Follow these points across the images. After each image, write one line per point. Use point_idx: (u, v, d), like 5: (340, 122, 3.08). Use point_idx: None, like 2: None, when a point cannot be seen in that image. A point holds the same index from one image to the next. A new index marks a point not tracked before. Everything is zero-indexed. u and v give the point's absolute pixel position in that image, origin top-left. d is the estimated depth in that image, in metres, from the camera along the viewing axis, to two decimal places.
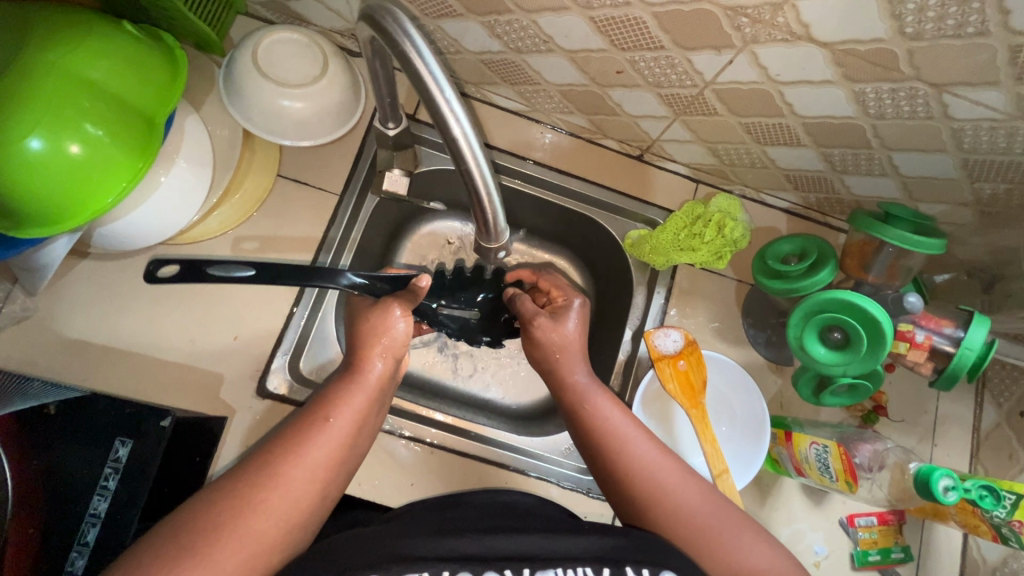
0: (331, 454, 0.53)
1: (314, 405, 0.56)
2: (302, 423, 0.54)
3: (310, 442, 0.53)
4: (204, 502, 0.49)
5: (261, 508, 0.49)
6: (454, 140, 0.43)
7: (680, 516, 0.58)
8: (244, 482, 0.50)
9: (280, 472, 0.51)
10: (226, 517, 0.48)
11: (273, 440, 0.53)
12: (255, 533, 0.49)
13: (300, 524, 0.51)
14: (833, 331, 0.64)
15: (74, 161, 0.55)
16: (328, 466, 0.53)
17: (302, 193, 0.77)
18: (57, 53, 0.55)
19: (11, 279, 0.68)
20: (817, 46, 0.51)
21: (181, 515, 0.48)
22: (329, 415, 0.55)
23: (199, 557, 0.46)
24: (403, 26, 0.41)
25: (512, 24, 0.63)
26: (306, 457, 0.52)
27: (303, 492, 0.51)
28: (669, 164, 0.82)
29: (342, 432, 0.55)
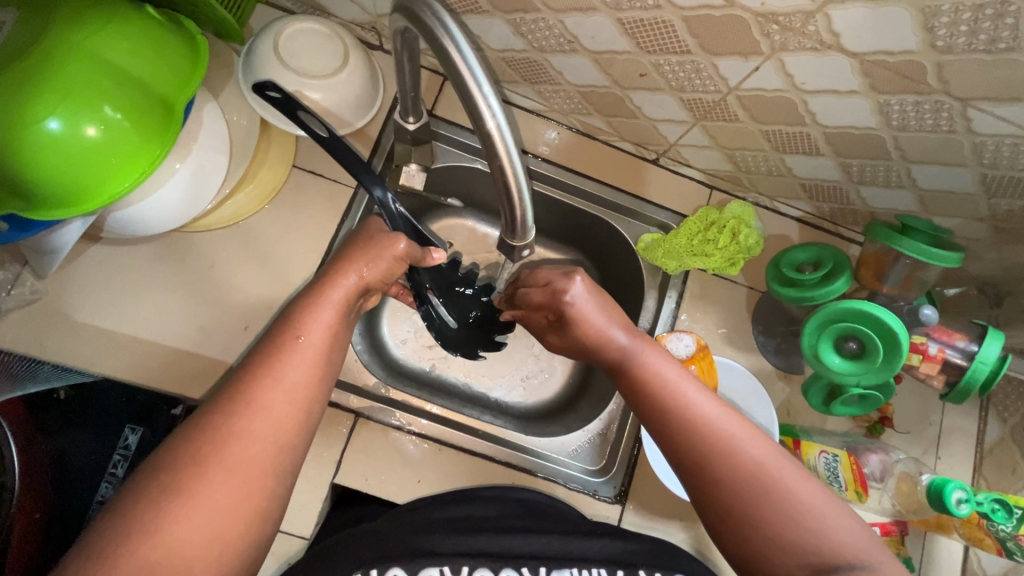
0: (310, 371, 0.47)
1: (278, 327, 0.49)
2: (270, 346, 0.47)
3: (282, 362, 0.46)
4: (174, 446, 0.41)
5: (240, 435, 0.42)
6: (488, 134, 0.43)
7: (748, 486, 0.47)
8: (220, 415, 0.43)
9: (255, 397, 0.44)
10: (207, 451, 0.41)
11: (240, 371, 0.46)
12: (243, 458, 0.42)
13: (289, 448, 0.44)
14: (849, 341, 0.64)
15: (91, 145, 0.55)
16: (309, 384, 0.46)
17: (315, 184, 0.76)
18: (80, 33, 0.54)
19: (21, 261, 0.67)
20: (845, 56, 0.52)
21: (157, 460, 0.41)
22: (299, 334, 0.48)
23: (192, 496, 0.39)
24: (442, 19, 0.41)
25: (538, 22, 0.63)
26: (283, 378, 0.45)
27: (285, 415, 0.44)
28: (684, 169, 0.83)
29: (316, 348, 0.48)
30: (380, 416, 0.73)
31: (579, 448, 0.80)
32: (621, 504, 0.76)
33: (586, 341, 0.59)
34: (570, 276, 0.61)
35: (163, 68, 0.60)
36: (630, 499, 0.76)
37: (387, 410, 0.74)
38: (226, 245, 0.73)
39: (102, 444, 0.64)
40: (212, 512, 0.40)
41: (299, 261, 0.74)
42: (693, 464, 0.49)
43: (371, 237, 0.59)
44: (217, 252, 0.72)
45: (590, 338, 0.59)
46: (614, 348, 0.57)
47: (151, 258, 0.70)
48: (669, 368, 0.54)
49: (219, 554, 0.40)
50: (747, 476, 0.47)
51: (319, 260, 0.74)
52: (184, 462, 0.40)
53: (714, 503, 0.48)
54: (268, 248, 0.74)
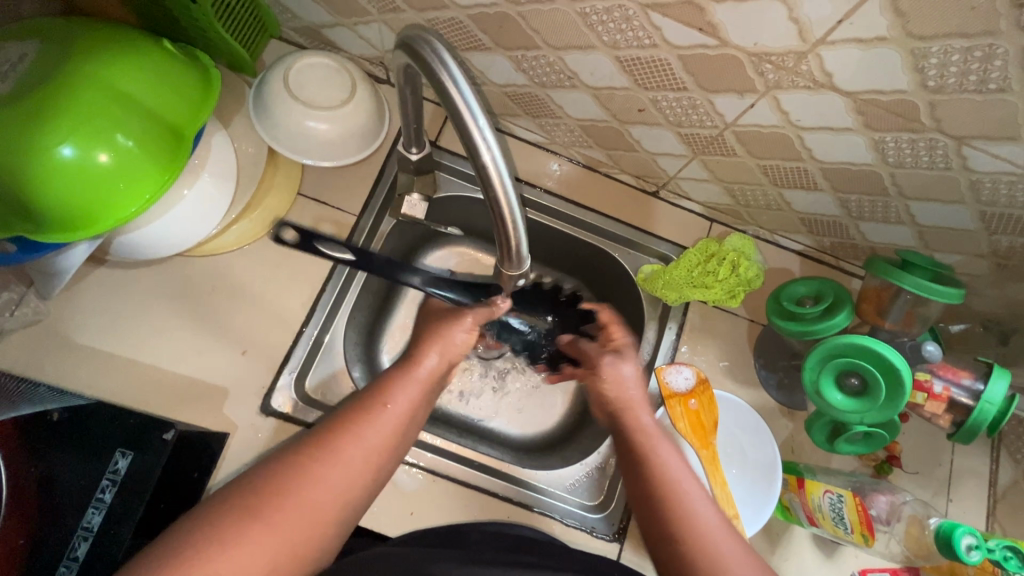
0: (386, 438, 0.51)
1: (367, 392, 0.54)
2: (360, 403, 0.52)
3: (367, 425, 0.51)
4: (258, 474, 0.46)
5: (316, 484, 0.47)
6: (484, 167, 0.44)
7: (705, 548, 0.51)
8: (302, 459, 0.47)
9: (337, 447, 0.49)
10: (282, 489, 0.45)
11: (329, 420, 0.51)
12: (313, 505, 0.46)
13: (352, 500, 0.49)
14: (850, 377, 0.63)
15: (102, 171, 0.57)
16: (384, 447, 0.51)
17: (320, 211, 0.77)
18: (98, 66, 0.57)
19: (26, 282, 0.68)
20: (839, 94, 0.53)
21: (236, 485, 0.46)
22: (385, 401, 0.53)
23: (258, 527, 0.43)
24: (441, 57, 0.43)
25: (539, 59, 0.65)
26: (364, 438, 0.50)
27: (357, 471, 0.49)
28: (683, 202, 0.83)
29: (397, 417, 0.53)
30: None
31: (577, 482, 0.79)
32: (619, 542, 0.73)
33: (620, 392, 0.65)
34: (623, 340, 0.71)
35: (175, 99, 0.63)
36: (628, 537, 0.74)
37: None
38: (229, 270, 0.73)
39: (80, 466, 0.54)
40: (274, 541, 0.44)
41: (299, 287, 0.75)
42: (659, 506, 0.55)
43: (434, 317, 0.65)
44: (219, 277, 0.73)
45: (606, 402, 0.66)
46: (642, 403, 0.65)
47: (152, 281, 0.71)
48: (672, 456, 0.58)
49: None
50: (706, 540, 0.51)
51: (320, 286, 0.75)
52: (258, 490, 0.45)
53: (666, 546, 0.53)
54: (269, 273, 0.74)
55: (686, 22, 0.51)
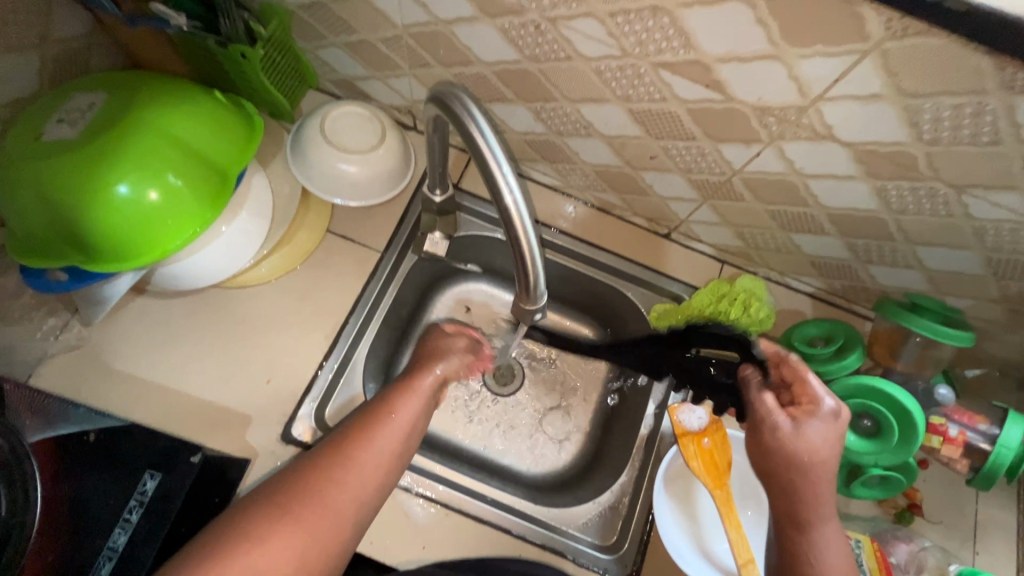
0: (395, 443, 0.58)
1: (376, 403, 0.61)
2: (367, 415, 0.59)
3: (376, 432, 0.57)
4: (284, 478, 0.54)
5: (334, 484, 0.53)
6: (505, 207, 0.47)
7: None
8: (321, 462, 0.55)
9: (353, 453, 0.56)
10: (304, 491, 0.52)
11: (341, 430, 0.58)
12: (332, 505, 0.53)
13: (368, 501, 0.55)
14: (863, 418, 0.63)
15: (152, 208, 0.63)
16: (394, 452, 0.58)
17: (346, 247, 0.82)
18: (157, 115, 0.64)
19: (71, 309, 0.72)
20: (840, 145, 0.56)
21: (267, 488, 0.53)
22: (390, 412, 0.60)
23: (286, 523, 0.50)
24: (469, 109, 0.47)
25: (557, 110, 0.70)
26: (375, 444, 0.57)
27: (371, 473, 0.56)
28: (694, 244, 0.86)
29: (402, 426, 0.59)
30: None
31: (589, 521, 0.78)
32: None
33: (799, 460, 0.55)
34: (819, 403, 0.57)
35: (220, 142, 0.69)
36: None
37: None
38: (259, 301, 0.77)
39: (111, 486, 0.56)
40: (301, 540, 0.50)
41: (323, 319, 0.78)
42: None
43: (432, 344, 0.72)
44: (249, 308, 0.77)
45: (766, 464, 0.58)
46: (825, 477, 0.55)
47: (188, 311, 0.75)
48: (832, 553, 0.53)
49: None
50: None
51: (343, 318, 0.78)
52: (285, 493, 0.52)
53: None
54: (295, 305, 0.78)
55: (694, 79, 0.56)
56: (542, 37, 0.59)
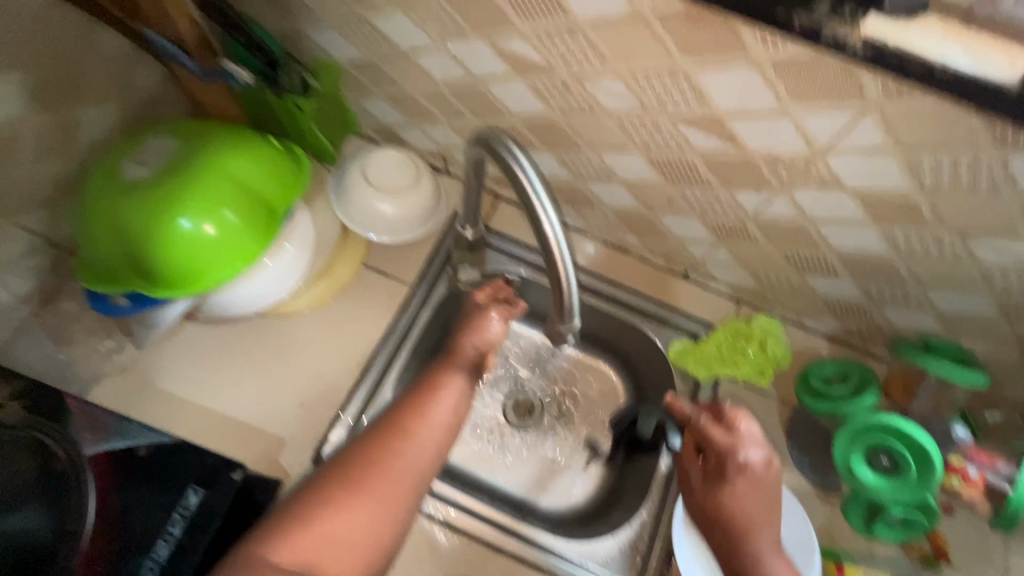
0: (448, 414, 0.63)
1: (427, 377, 0.65)
2: (420, 390, 0.64)
3: (430, 405, 0.62)
4: (351, 450, 0.58)
5: (400, 452, 0.58)
6: (546, 238, 0.53)
7: None
8: (386, 432, 0.59)
9: (412, 424, 0.61)
10: (374, 458, 0.57)
11: (397, 408, 0.63)
12: (400, 471, 0.57)
13: (430, 466, 0.60)
14: (880, 456, 0.65)
15: (209, 241, 0.69)
16: (447, 422, 0.63)
17: (378, 281, 0.87)
18: (218, 156, 0.72)
19: (125, 333, 0.78)
20: (847, 193, 0.60)
21: (337, 460, 0.58)
22: (440, 386, 0.64)
23: (362, 488, 0.55)
24: (513, 151, 0.53)
25: (580, 157, 0.75)
26: (430, 417, 0.62)
27: (429, 440, 0.60)
28: (711, 284, 0.89)
29: (452, 398, 0.64)
30: None
31: (609, 556, 0.78)
32: None
33: (721, 521, 0.61)
34: (725, 462, 0.62)
35: (274, 180, 0.76)
36: None
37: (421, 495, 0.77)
38: (296, 330, 0.82)
39: (157, 500, 0.60)
40: (377, 505, 0.55)
41: (355, 348, 0.82)
42: None
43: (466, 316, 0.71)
44: (286, 336, 0.82)
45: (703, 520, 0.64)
46: (745, 532, 0.60)
47: (230, 337, 0.80)
48: None
49: (373, 536, 0.54)
50: None
51: (374, 348, 0.82)
52: (357, 462, 0.57)
53: None
54: (330, 334, 0.82)
55: (709, 131, 0.61)
56: (569, 92, 0.66)
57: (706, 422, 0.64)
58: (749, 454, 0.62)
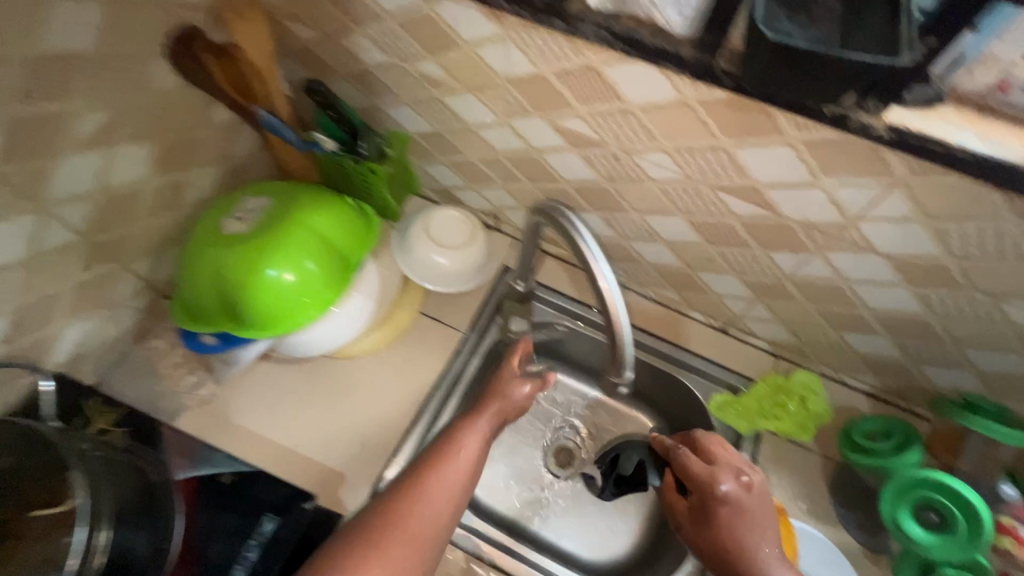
0: (465, 473, 0.65)
1: (447, 437, 0.69)
2: (439, 448, 0.67)
3: (447, 464, 0.65)
4: (370, 510, 0.61)
5: (415, 510, 0.60)
6: (602, 292, 0.60)
7: None
8: (404, 489, 0.62)
9: (429, 483, 0.63)
10: (390, 516, 0.60)
11: (418, 465, 0.66)
12: (414, 528, 0.59)
13: (443, 526, 0.61)
14: (929, 510, 0.66)
15: (290, 288, 0.77)
16: (463, 481, 0.65)
17: (435, 328, 0.94)
18: (304, 213, 0.81)
19: (206, 370, 0.86)
20: (880, 256, 0.65)
21: (359, 518, 0.60)
22: (460, 445, 0.68)
23: (377, 545, 0.57)
24: (570, 219, 0.61)
25: (626, 219, 0.83)
26: (445, 475, 0.64)
27: (446, 496, 0.63)
28: (750, 339, 0.92)
29: (470, 458, 0.67)
30: (463, 543, 0.80)
31: None
32: None
33: (718, 558, 0.65)
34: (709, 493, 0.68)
35: (352, 237, 0.85)
36: None
37: (469, 537, 0.80)
38: (359, 372, 0.89)
39: (236, 525, 0.66)
40: (393, 560, 0.56)
41: (412, 391, 0.88)
42: None
43: (495, 381, 0.78)
44: (350, 377, 0.88)
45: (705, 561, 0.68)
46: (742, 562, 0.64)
47: (298, 377, 0.87)
48: None
49: None
50: None
51: (429, 390, 0.88)
52: (375, 519, 0.59)
53: None
54: (390, 376, 0.89)
55: (748, 199, 0.67)
56: (618, 162, 0.73)
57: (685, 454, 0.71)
58: (727, 481, 0.68)
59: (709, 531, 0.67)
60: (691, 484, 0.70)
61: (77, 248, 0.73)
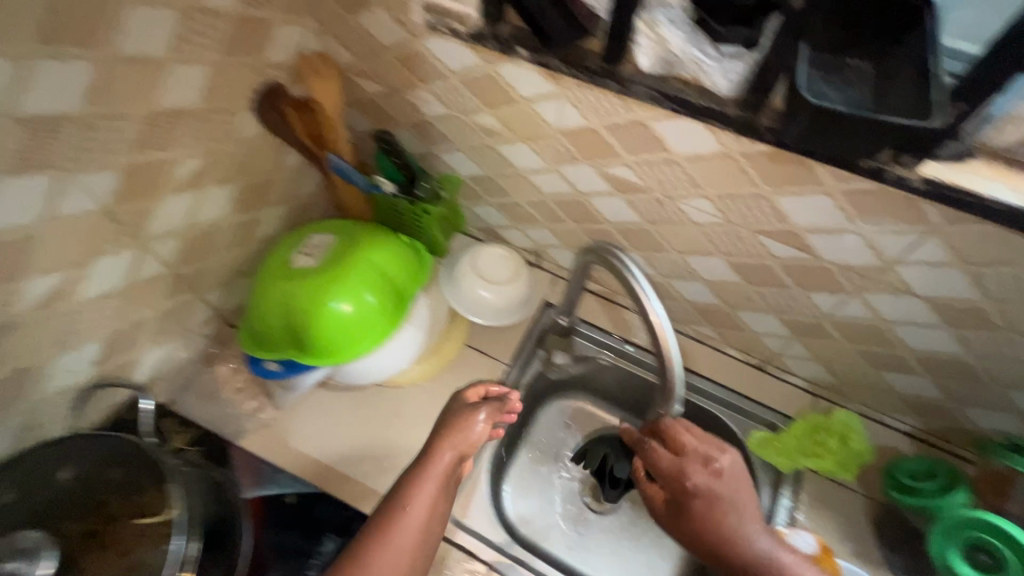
0: (415, 534, 0.67)
1: (396, 495, 0.70)
2: (388, 509, 0.69)
3: (394, 528, 0.66)
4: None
5: None
6: (653, 326, 0.64)
7: None
8: (354, 558, 0.64)
9: (376, 551, 0.65)
10: None
11: (368, 527, 0.68)
12: None
13: None
14: (981, 552, 0.68)
15: (350, 318, 0.83)
16: (414, 541, 0.67)
17: (480, 359, 0.98)
18: (365, 249, 0.88)
19: (266, 395, 0.91)
20: (919, 298, 0.68)
21: None
22: (407, 503, 0.68)
23: None
24: (623, 259, 0.66)
25: (666, 259, 0.87)
26: (393, 540, 0.66)
27: (396, 561, 0.65)
28: (787, 376, 0.94)
29: (419, 518, 0.68)
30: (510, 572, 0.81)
31: None
32: None
33: (699, 544, 0.70)
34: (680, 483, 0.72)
35: (407, 272, 0.91)
36: None
37: (516, 567, 0.82)
38: (408, 400, 0.93)
39: None
40: None
41: None
42: None
43: (447, 422, 0.78)
44: (400, 405, 0.92)
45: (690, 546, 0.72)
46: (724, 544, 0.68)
47: (350, 404, 0.92)
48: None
49: None
50: None
51: None
52: None
53: None
54: (438, 405, 0.93)
55: (787, 242, 0.72)
56: (661, 207, 0.79)
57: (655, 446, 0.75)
58: (694, 471, 0.71)
59: (686, 519, 0.71)
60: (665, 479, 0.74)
61: (163, 279, 0.80)
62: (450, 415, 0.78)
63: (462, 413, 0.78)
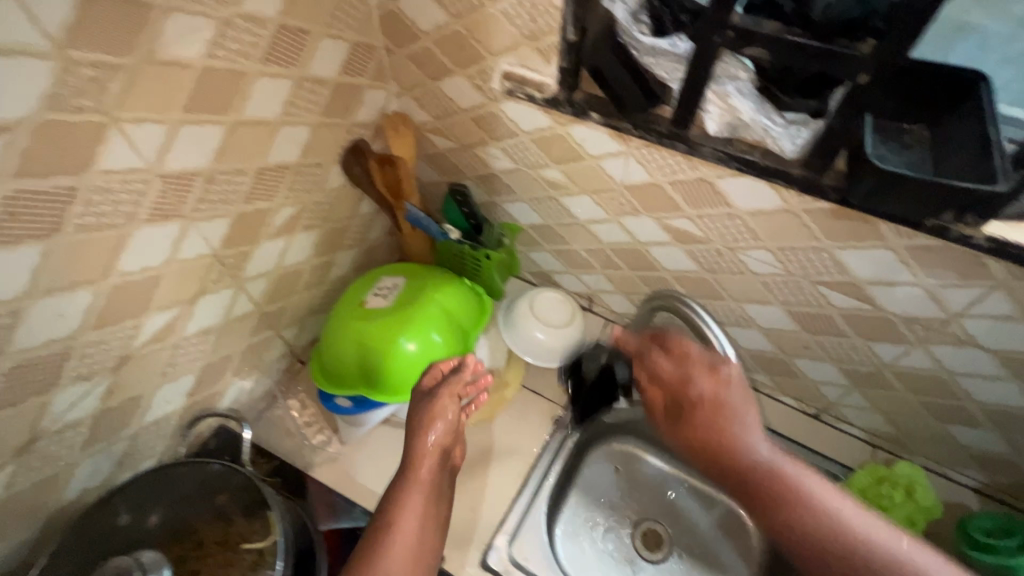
0: (408, 551, 0.68)
1: (382, 516, 0.71)
2: (378, 531, 0.70)
3: (385, 549, 0.67)
4: None
5: None
6: None
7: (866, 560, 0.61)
8: None
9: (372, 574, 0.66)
10: None
11: (360, 553, 0.68)
12: None
13: None
14: None
15: (416, 357, 0.87)
16: (409, 555, 0.68)
17: (537, 401, 1.01)
18: (431, 291, 0.93)
19: (333, 429, 0.95)
20: (984, 350, 0.70)
21: None
22: (396, 525, 0.69)
23: None
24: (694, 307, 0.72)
25: (722, 306, 0.90)
26: (387, 560, 0.67)
27: None
28: (845, 426, 0.94)
29: (408, 534, 0.69)
30: None
31: None
32: None
33: (693, 446, 0.72)
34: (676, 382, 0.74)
35: (470, 315, 0.96)
36: None
37: None
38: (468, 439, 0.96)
39: None
40: None
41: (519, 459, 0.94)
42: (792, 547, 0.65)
43: (414, 426, 0.78)
44: None
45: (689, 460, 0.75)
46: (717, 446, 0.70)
47: None
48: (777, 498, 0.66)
49: None
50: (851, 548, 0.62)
51: (533, 461, 0.95)
52: None
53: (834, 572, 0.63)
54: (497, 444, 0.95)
55: (848, 293, 0.74)
56: (720, 257, 0.82)
57: (655, 354, 0.78)
58: (695, 374, 0.73)
59: (683, 422, 0.74)
60: (668, 387, 0.76)
61: (252, 317, 0.86)
62: (416, 417, 0.79)
63: (425, 410, 0.78)
